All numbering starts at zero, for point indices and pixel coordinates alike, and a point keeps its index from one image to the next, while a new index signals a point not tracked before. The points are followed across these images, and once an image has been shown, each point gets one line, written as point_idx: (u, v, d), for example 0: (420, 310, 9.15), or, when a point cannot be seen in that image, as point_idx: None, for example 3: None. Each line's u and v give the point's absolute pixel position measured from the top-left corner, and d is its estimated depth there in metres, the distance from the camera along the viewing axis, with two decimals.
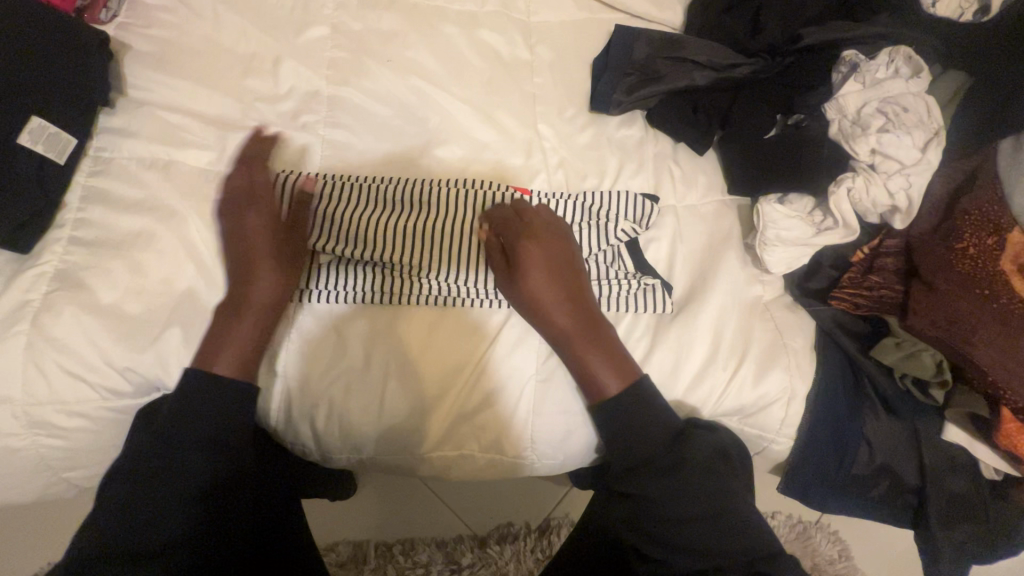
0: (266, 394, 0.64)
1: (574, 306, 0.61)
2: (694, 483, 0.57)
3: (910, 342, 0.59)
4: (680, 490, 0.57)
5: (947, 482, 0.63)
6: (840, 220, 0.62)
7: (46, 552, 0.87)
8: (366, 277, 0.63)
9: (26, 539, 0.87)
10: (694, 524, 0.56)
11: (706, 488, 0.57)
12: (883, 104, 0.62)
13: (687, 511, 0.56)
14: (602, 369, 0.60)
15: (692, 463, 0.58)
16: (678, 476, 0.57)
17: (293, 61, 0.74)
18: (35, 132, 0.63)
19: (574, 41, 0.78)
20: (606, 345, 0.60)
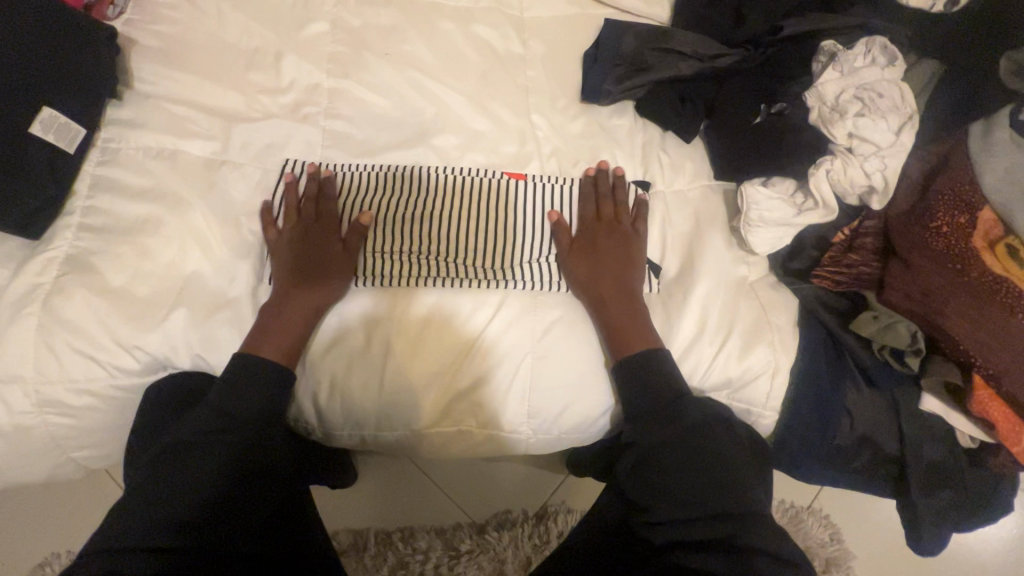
0: None
1: (619, 273, 0.66)
2: (698, 445, 0.60)
3: (887, 316, 0.62)
4: (679, 448, 0.60)
5: (927, 451, 0.65)
6: (820, 200, 0.64)
7: (55, 541, 0.88)
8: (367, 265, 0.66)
9: (38, 527, 0.89)
10: (692, 483, 0.59)
11: (709, 451, 0.60)
12: (859, 90, 0.65)
13: (684, 486, 0.59)
14: (622, 334, 0.64)
15: (692, 424, 0.61)
16: (675, 448, 0.60)
17: (294, 55, 0.76)
18: (46, 122, 0.66)
19: (565, 35, 0.81)
20: (633, 314, 0.65)
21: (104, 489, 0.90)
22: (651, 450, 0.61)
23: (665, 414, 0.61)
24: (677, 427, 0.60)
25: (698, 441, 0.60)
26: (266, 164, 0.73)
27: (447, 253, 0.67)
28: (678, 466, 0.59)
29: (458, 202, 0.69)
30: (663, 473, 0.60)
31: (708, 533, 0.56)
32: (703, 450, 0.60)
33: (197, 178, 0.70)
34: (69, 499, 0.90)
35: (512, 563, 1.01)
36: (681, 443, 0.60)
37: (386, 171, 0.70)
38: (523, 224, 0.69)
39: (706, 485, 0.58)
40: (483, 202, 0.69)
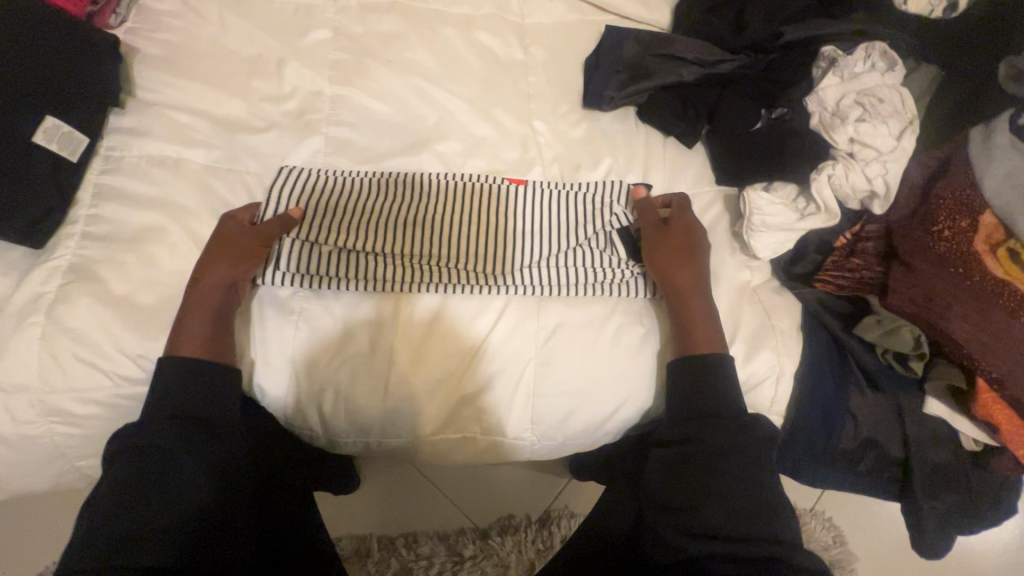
0: (273, 381, 0.66)
1: (702, 277, 0.66)
2: (741, 451, 0.59)
3: (890, 320, 0.62)
4: (726, 453, 0.59)
5: (929, 454, 0.66)
6: (822, 205, 0.65)
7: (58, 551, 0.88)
8: (367, 267, 0.65)
9: (38, 538, 0.88)
10: (733, 491, 0.57)
11: (750, 459, 0.59)
12: (860, 96, 0.65)
13: (719, 498, 0.57)
14: (697, 336, 0.64)
15: (740, 427, 0.60)
16: (714, 460, 0.59)
17: (296, 62, 0.77)
18: (49, 131, 0.66)
19: (566, 41, 0.82)
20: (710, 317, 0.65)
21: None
22: (699, 453, 0.59)
23: (711, 415, 0.61)
24: (729, 432, 0.60)
25: (746, 446, 0.59)
26: (269, 172, 0.73)
27: (451, 255, 0.67)
28: (719, 479, 0.58)
29: (462, 206, 0.69)
30: (709, 474, 0.58)
31: (751, 549, 0.53)
32: (745, 457, 0.59)
33: (202, 186, 0.70)
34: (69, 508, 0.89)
35: (516, 568, 1.01)
36: (727, 449, 0.59)
37: (382, 175, 0.70)
38: (526, 227, 0.69)
39: (747, 494, 0.57)
40: (486, 206, 0.69)
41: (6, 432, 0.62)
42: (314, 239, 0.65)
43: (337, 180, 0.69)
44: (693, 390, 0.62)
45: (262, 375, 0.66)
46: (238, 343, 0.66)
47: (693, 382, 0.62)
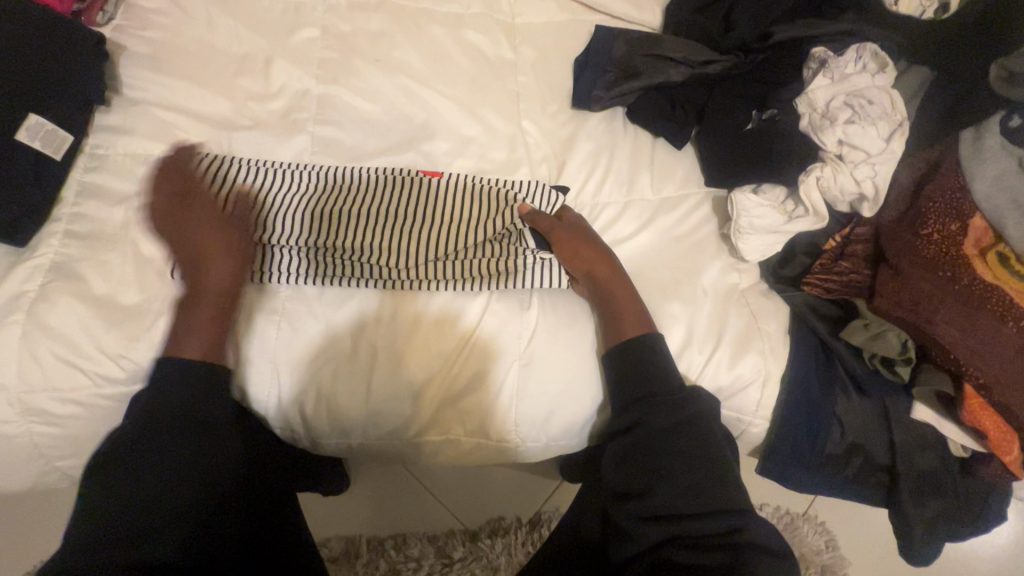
0: (254, 380, 0.65)
1: (610, 262, 0.66)
2: (685, 427, 0.59)
3: (877, 324, 0.61)
4: (671, 433, 0.58)
5: (919, 461, 0.65)
6: (810, 207, 0.64)
7: (46, 553, 0.88)
8: (335, 265, 0.66)
9: (25, 538, 0.88)
10: (683, 470, 0.57)
11: (695, 433, 0.59)
12: (849, 97, 0.64)
13: (674, 483, 0.56)
14: (620, 325, 0.64)
15: (682, 402, 0.60)
16: (662, 441, 0.58)
17: (283, 60, 0.76)
18: (32, 128, 0.65)
19: (556, 41, 0.81)
20: (631, 304, 0.65)
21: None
22: (646, 435, 0.59)
23: (654, 395, 0.60)
24: (679, 413, 0.59)
25: (690, 421, 0.59)
26: None
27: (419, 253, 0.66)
28: (673, 460, 0.57)
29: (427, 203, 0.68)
30: (657, 456, 0.58)
31: (705, 528, 0.54)
32: (691, 432, 0.59)
33: None
34: (54, 510, 0.89)
35: (505, 570, 1.01)
36: (672, 428, 0.59)
37: (345, 172, 0.70)
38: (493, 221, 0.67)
39: (696, 471, 0.57)
40: (452, 202, 0.68)
41: None
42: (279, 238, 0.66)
43: (301, 177, 0.69)
44: (639, 377, 0.61)
45: (245, 375, 0.65)
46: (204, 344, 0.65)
47: (662, 375, 0.61)
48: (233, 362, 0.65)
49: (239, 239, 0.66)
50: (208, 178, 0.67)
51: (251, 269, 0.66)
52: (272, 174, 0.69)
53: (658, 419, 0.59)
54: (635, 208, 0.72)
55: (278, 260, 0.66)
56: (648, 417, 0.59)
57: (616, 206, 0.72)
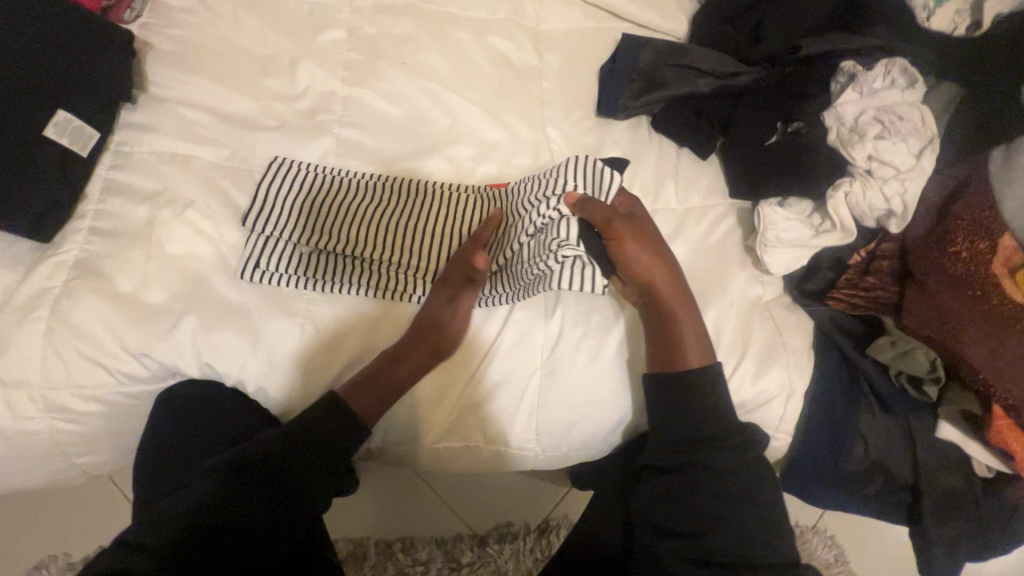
0: (270, 381, 0.66)
1: (669, 268, 0.64)
2: (734, 472, 0.60)
3: (905, 341, 0.62)
4: (717, 475, 0.60)
5: (942, 480, 0.65)
6: (838, 222, 0.64)
7: (68, 542, 0.92)
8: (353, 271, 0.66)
9: (49, 527, 0.92)
10: (725, 512, 0.59)
11: (739, 473, 0.60)
12: (880, 112, 0.64)
13: (724, 527, 0.58)
14: (683, 350, 0.62)
15: (736, 448, 0.61)
16: (716, 484, 0.59)
17: (309, 61, 0.76)
18: (60, 125, 0.66)
19: (581, 48, 0.81)
20: (695, 328, 0.63)
21: (107, 503, 0.92)
22: (695, 481, 0.60)
23: (712, 444, 0.61)
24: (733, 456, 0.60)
25: (748, 467, 0.61)
26: None
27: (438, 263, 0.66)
28: (721, 501, 0.59)
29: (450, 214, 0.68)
30: (696, 494, 0.59)
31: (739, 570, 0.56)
32: (738, 475, 0.60)
33: (211, 183, 0.70)
34: (75, 507, 0.91)
35: None
36: (719, 473, 0.60)
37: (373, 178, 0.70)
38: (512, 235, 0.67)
39: (738, 515, 0.59)
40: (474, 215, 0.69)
41: (7, 427, 0.62)
42: (300, 239, 0.66)
43: (327, 179, 0.69)
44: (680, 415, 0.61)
45: (261, 375, 0.66)
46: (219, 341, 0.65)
47: (708, 412, 0.61)
48: (248, 359, 0.65)
49: (261, 237, 0.66)
50: (287, 182, 0.68)
51: (266, 269, 0.65)
52: (301, 173, 0.68)
53: (713, 462, 0.60)
54: (660, 219, 0.72)
55: (294, 261, 0.66)
56: (706, 460, 0.60)
57: None
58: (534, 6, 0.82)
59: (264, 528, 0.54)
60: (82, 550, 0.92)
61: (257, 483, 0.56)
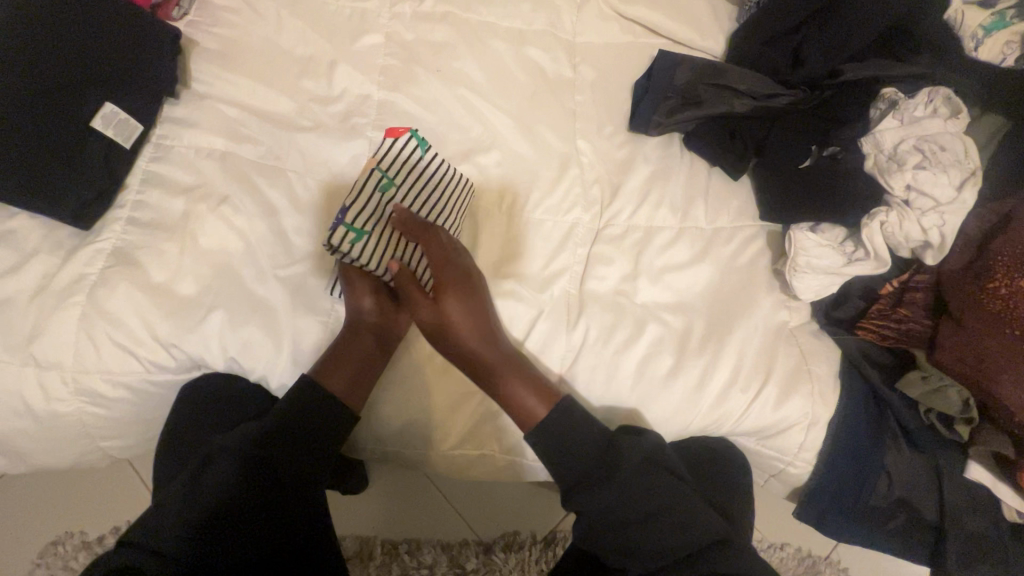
0: (274, 368, 0.67)
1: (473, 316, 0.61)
2: (653, 490, 0.58)
3: (937, 376, 0.60)
4: (639, 479, 0.59)
5: (967, 521, 0.64)
6: (872, 251, 0.63)
7: (82, 520, 0.94)
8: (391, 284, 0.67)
9: (68, 502, 0.94)
10: (654, 530, 0.57)
11: (650, 481, 0.59)
12: (921, 141, 0.63)
13: (658, 521, 0.57)
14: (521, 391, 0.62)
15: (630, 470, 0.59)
16: (641, 481, 0.59)
17: (346, 65, 0.77)
18: (107, 117, 0.67)
19: (616, 63, 0.81)
20: (530, 377, 0.62)
21: (130, 492, 0.95)
22: (617, 506, 0.58)
23: (608, 469, 0.59)
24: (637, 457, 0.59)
25: (650, 487, 0.58)
26: (310, 172, 0.73)
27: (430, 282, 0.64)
28: (653, 497, 0.58)
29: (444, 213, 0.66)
30: (634, 499, 0.58)
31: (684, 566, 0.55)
32: (659, 495, 0.58)
33: (246, 180, 0.71)
34: (98, 492, 0.95)
35: None
36: (628, 497, 0.58)
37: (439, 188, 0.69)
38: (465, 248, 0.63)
39: (666, 529, 0.57)
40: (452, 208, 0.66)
41: (39, 408, 0.64)
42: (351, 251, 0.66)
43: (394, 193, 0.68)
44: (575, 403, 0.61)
45: (264, 360, 0.67)
46: (243, 339, 0.66)
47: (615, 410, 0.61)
48: (256, 345, 0.66)
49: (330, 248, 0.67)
50: None
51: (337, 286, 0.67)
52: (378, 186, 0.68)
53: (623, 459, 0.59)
54: (689, 237, 0.71)
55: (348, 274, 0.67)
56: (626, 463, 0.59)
57: (669, 232, 0.72)
58: (571, 20, 0.82)
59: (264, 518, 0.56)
60: (97, 529, 0.94)
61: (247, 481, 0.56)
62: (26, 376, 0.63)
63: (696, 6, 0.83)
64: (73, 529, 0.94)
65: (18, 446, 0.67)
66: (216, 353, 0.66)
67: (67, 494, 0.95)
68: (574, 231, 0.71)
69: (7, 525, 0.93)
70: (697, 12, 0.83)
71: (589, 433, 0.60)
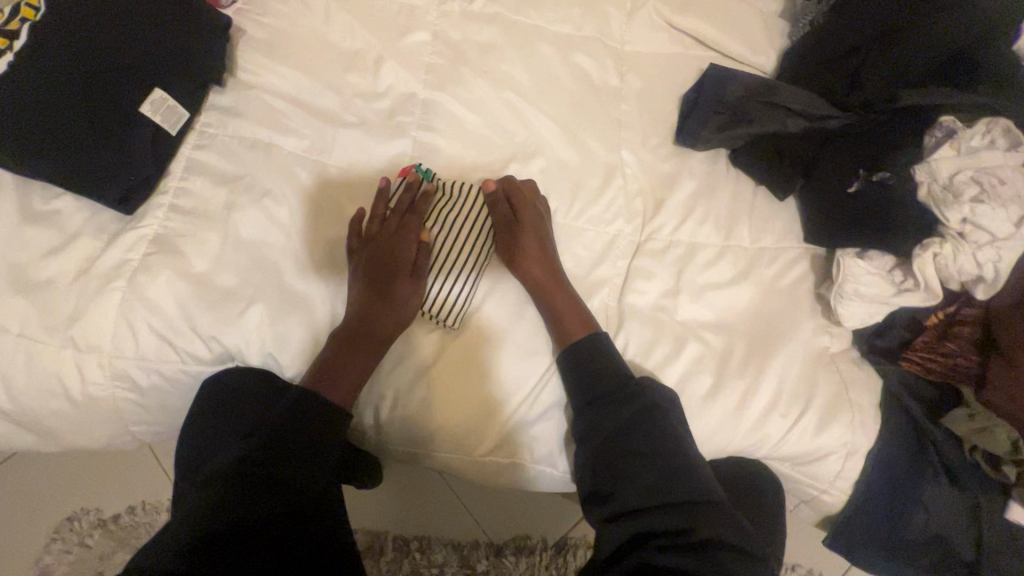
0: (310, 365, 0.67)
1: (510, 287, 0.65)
2: (655, 433, 0.58)
3: (984, 417, 0.61)
4: (643, 424, 0.59)
5: (1003, 562, 0.63)
6: (922, 283, 0.62)
7: (100, 498, 0.95)
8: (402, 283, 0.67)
9: (86, 479, 0.95)
10: (647, 468, 0.57)
11: (659, 433, 0.59)
12: (979, 173, 0.61)
13: (658, 463, 0.57)
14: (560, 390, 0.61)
15: (637, 411, 0.60)
16: (644, 422, 0.59)
17: (393, 61, 0.76)
18: (154, 103, 0.67)
19: (664, 73, 0.80)
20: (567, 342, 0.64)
21: (147, 473, 0.96)
22: (607, 440, 0.60)
23: (614, 399, 0.60)
24: (644, 404, 0.60)
25: (641, 429, 0.59)
26: (353, 169, 0.73)
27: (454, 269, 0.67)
28: (653, 441, 0.58)
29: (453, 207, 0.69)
30: (637, 439, 0.58)
31: (678, 519, 0.54)
32: (660, 437, 0.58)
33: (290, 173, 0.70)
34: (117, 472, 0.95)
35: None
36: (627, 428, 0.59)
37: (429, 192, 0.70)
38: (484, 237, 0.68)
39: (652, 472, 0.57)
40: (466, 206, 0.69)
41: (74, 391, 0.64)
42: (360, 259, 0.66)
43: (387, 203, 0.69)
44: (587, 369, 0.62)
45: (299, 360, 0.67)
46: (280, 335, 0.66)
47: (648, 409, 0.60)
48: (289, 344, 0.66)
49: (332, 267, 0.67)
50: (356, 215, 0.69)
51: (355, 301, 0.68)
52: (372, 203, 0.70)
53: (631, 403, 0.60)
54: (732, 255, 0.70)
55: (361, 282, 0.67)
56: (640, 411, 0.60)
57: (713, 249, 0.71)
58: (620, 27, 0.81)
59: (264, 513, 0.53)
60: (113, 507, 0.94)
61: (239, 478, 0.54)
62: (64, 358, 0.63)
63: (748, 22, 0.82)
64: (90, 506, 0.94)
65: (51, 427, 0.67)
66: (253, 348, 0.66)
67: (86, 471, 0.95)
68: (615, 243, 0.70)
69: (23, 499, 0.94)
70: (748, 27, 0.82)
71: (627, 400, 0.60)
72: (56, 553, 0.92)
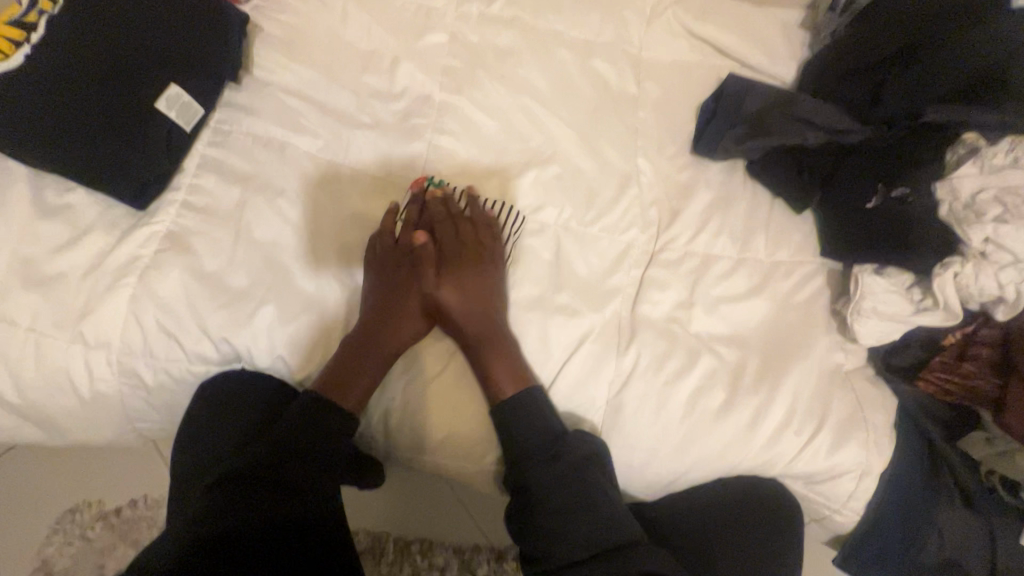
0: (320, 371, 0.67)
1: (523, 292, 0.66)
2: (584, 482, 0.59)
3: (1002, 442, 0.63)
4: (574, 473, 0.60)
5: None
6: (942, 303, 0.61)
7: (101, 491, 0.94)
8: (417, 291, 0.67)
9: (88, 471, 0.95)
10: (579, 520, 0.58)
11: (590, 478, 0.60)
12: (1003, 192, 0.59)
13: (590, 515, 0.58)
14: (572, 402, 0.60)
15: (573, 460, 0.60)
16: (574, 471, 0.60)
17: (409, 62, 0.76)
18: (170, 99, 0.67)
19: (683, 82, 0.79)
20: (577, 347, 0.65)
21: (148, 468, 0.95)
22: (543, 492, 0.60)
23: (550, 450, 0.60)
24: (573, 452, 0.60)
25: (578, 477, 0.59)
26: (368, 170, 0.72)
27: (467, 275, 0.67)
28: (581, 493, 0.59)
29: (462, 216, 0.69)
30: (568, 489, 0.59)
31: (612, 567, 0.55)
32: (587, 486, 0.59)
33: (303, 174, 0.70)
34: (119, 465, 0.95)
35: None
36: (565, 480, 0.59)
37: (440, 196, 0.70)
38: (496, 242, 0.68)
39: (586, 523, 0.58)
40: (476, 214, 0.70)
41: (82, 387, 0.64)
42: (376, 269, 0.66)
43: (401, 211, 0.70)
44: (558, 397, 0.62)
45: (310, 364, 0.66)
46: (291, 335, 0.65)
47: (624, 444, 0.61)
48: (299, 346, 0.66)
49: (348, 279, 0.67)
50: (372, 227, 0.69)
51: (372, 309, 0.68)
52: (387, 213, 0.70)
53: (566, 450, 0.60)
54: (747, 268, 0.70)
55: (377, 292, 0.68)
56: (572, 455, 0.60)
57: (728, 261, 0.70)
58: (640, 34, 0.80)
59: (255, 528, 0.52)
60: (113, 501, 0.94)
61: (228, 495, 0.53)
62: (73, 353, 0.63)
63: (769, 31, 0.81)
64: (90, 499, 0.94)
65: (58, 423, 0.67)
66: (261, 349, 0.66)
67: (88, 463, 0.95)
68: (630, 252, 0.70)
69: (25, 490, 0.94)
70: (769, 37, 0.81)
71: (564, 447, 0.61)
72: (57, 545, 0.92)
